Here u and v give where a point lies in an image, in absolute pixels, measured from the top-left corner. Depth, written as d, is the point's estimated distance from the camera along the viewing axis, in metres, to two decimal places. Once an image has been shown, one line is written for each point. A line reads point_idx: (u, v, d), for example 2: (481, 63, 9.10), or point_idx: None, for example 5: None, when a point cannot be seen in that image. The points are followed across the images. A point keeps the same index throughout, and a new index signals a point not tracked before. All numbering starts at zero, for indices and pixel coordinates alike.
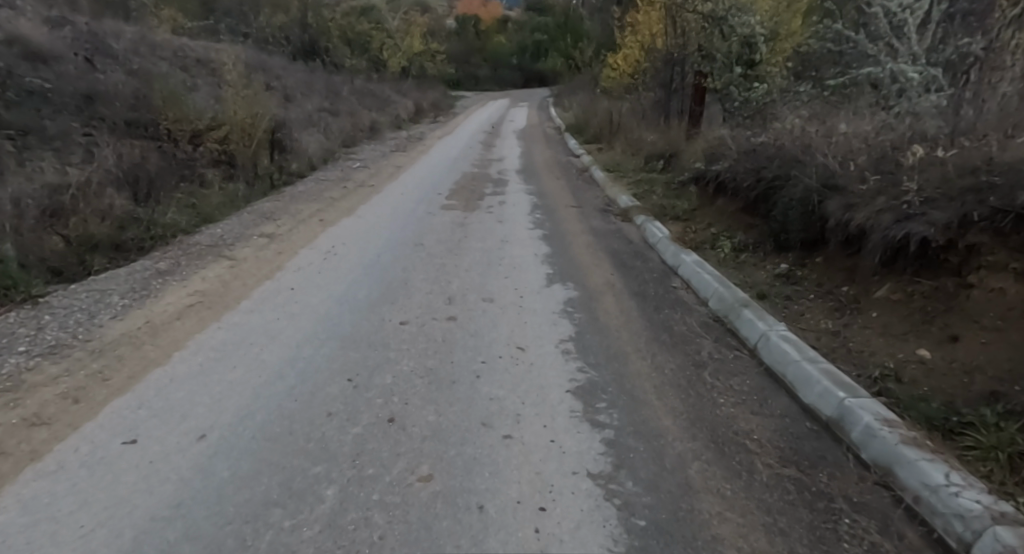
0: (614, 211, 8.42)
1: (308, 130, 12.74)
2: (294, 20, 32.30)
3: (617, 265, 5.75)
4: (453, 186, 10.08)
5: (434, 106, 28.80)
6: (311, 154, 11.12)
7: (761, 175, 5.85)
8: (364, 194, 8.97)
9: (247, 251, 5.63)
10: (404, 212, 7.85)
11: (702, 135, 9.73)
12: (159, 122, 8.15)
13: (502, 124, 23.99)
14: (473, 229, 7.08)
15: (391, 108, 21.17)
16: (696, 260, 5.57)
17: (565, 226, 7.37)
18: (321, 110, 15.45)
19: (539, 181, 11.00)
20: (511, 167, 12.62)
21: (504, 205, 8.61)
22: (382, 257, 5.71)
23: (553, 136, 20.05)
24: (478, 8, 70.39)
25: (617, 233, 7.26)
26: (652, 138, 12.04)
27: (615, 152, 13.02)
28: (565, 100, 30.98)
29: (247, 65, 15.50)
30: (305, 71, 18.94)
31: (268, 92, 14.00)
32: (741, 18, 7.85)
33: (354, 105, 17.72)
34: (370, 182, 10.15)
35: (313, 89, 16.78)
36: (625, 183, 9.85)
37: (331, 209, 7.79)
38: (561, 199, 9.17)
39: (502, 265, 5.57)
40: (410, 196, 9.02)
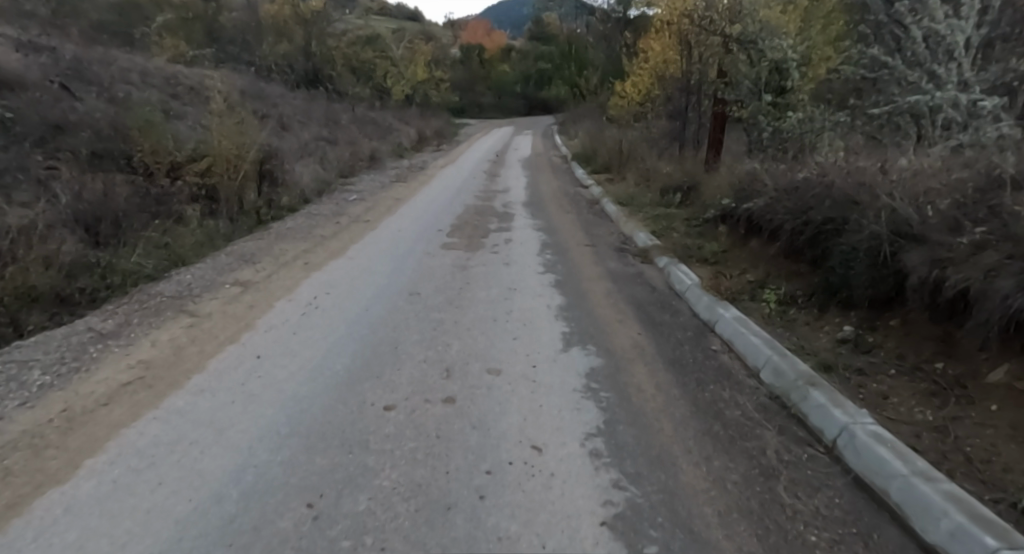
0: (631, 250, 7.66)
1: (303, 160, 12.14)
2: (298, 49, 32.27)
3: (644, 321, 4.93)
4: (455, 220, 9.37)
5: (438, 134, 28.46)
6: (303, 186, 10.48)
7: (808, 217, 5.08)
8: (358, 231, 8.25)
9: (215, 304, 4.87)
10: (400, 253, 7.09)
11: (724, 168, 9.01)
12: (134, 154, 7.61)
13: (507, 152, 23.52)
14: (476, 274, 6.29)
15: (392, 137, 20.71)
16: (737, 316, 4.76)
17: (580, 270, 6.58)
18: (318, 139, 14.92)
19: (547, 215, 10.25)
20: (517, 198, 11.95)
21: (510, 243, 7.85)
22: (371, 311, 4.92)
23: (559, 165, 19.50)
24: (482, 37, 71.12)
25: (637, 277, 6.48)
26: (667, 169, 11.35)
27: (628, 183, 12.31)
28: (571, 128, 30.66)
29: (243, 94, 15.04)
30: (305, 99, 18.50)
31: (262, 121, 13.46)
32: (772, 41, 7.24)
33: (354, 134, 17.22)
34: (366, 216, 9.44)
35: (312, 118, 16.30)
36: (640, 218, 9.12)
37: (319, 249, 7.04)
38: (573, 236, 8.41)
39: (510, 322, 4.76)
40: (408, 233, 8.28)
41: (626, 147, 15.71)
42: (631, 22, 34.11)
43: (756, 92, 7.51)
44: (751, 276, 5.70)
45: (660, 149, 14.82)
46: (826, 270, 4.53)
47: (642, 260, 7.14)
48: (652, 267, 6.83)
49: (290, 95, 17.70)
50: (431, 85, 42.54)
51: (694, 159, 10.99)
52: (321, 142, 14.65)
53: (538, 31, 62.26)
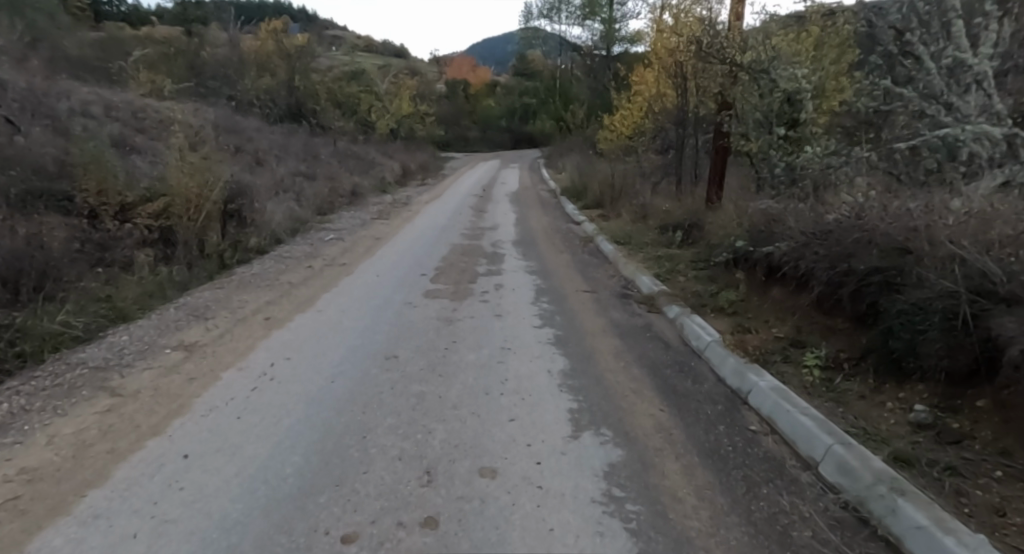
0: (634, 297, 6.95)
1: (277, 198, 11.44)
2: (281, 83, 31.89)
3: (664, 392, 4.14)
4: (439, 262, 8.63)
5: (423, 168, 28.04)
6: (276, 225, 9.74)
7: (848, 266, 4.40)
8: (332, 277, 7.46)
9: (147, 375, 4.03)
10: (377, 303, 6.27)
11: (729, 205, 8.39)
12: (78, 196, 6.95)
13: (495, 186, 23.05)
14: (463, 330, 5.48)
15: (375, 171, 20.10)
16: (774, 384, 4.00)
17: (581, 324, 5.80)
18: (296, 175, 14.22)
19: (539, 256, 9.52)
20: (505, 236, 11.29)
21: (501, 290, 7.07)
22: (337, 385, 4.07)
23: (549, 200, 19.01)
24: (468, 73, 72.01)
25: (645, 329, 5.76)
26: (666, 205, 10.75)
27: (624, 220, 11.68)
28: (558, 161, 30.44)
29: (217, 128, 14.35)
30: (284, 133, 17.93)
31: (236, 157, 12.79)
32: (786, 70, 6.72)
33: (334, 169, 16.56)
34: (343, 259, 8.63)
35: (290, 152, 15.65)
36: (641, 259, 8.48)
37: (284, 300, 6.21)
38: (569, 281, 7.67)
39: (505, 396, 3.95)
40: (388, 278, 7.47)
41: (617, 182, 15.26)
42: (616, 57, 34.26)
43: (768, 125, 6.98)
44: (778, 332, 4.98)
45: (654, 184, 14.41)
46: (879, 332, 3.81)
47: (648, 309, 6.42)
48: (661, 318, 6.09)
49: (268, 129, 17.06)
50: (416, 119, 42.36)
51: (695, 196, 10.38)
52: (299, 178, 13.94)
53: (523, 67, 62.92)
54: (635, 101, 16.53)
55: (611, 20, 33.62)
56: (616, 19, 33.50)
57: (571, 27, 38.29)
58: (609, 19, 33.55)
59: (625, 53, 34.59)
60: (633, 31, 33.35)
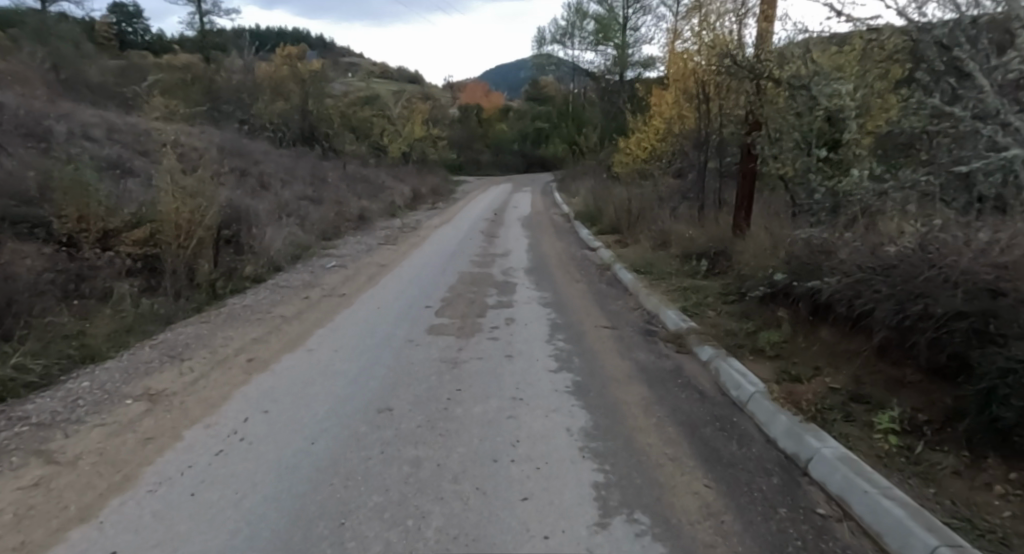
0: (660, 335, 6.29)
1: (279, 223, 11.02)
2: (294, 107, 31.91)
3: (706, 459, 3.46)
4: (446, 292, 8.06)
5: (434, 191, 27.75)
6: (275, 252, 9.27)
7: (919, 307, 3.75)
8: (329, 309, 6.90)
9: (96, 434, 3.44)
10: (375, 341, 5.66)
11: (760, 234, 7.75)
12: (56, 224, 6.49)
13: (506, 210, 22.60)
14: (469, 375, 4.84)
15: (384, 195, 19.71)
16: (841, 452, 3.31)
17: (602, 367, 5.15)
18: (301, 199, 13.81)
19: (553, 285, 8.90)
20: (517, 264, 10.72)
21: (512, 325, 6.44)
22: (317, 448, 3.44)
23: (562, 225, 18.48)
24: (481, 98, 72.50)
25: (675, 374, 5.10)
26: (688, 232, 10.12)
27: (644, 248, 11.04)
28: (571, 185, 30.05)
29: (222, 151, 14.03)
30: (292, 156, 17.66)
31: (239, 182, 12.46)
32: (827, 86, 6.08)
33: (341, 192, 16.17)
34: (344, 289, 8.07)
35: (297, 175, 15.29)
36: (665, 291, 7.85)
37: (273, 338, 5.62)
38: (587, 315, 7.03)
39: (517, 466, 3.30)
40: (391, 312, 6.87)
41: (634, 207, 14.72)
42: (629, 82, 34.04)
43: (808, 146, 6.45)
44: (831, 382, 4.30)
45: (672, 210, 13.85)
46: (972, 392, 3.13)
47: (677, 350, 5.75)
48: (692, 361, 5.42)
49: (275, 152, 16.75)
50: (428, 143, 42.33)
51: (720, 223, 9.75)
52: (303, 202, 13.52)
53: (535, 92, 63.13)
54: (653, 124, 16.02)
55: (623, 46, 33.52)
56: (629, 44, 33.39)
57: (583, 52, 38.23)
58: (621, 44, 33.46)
59: (638, 78, 34.41)
60: (646, 56, 33.21)
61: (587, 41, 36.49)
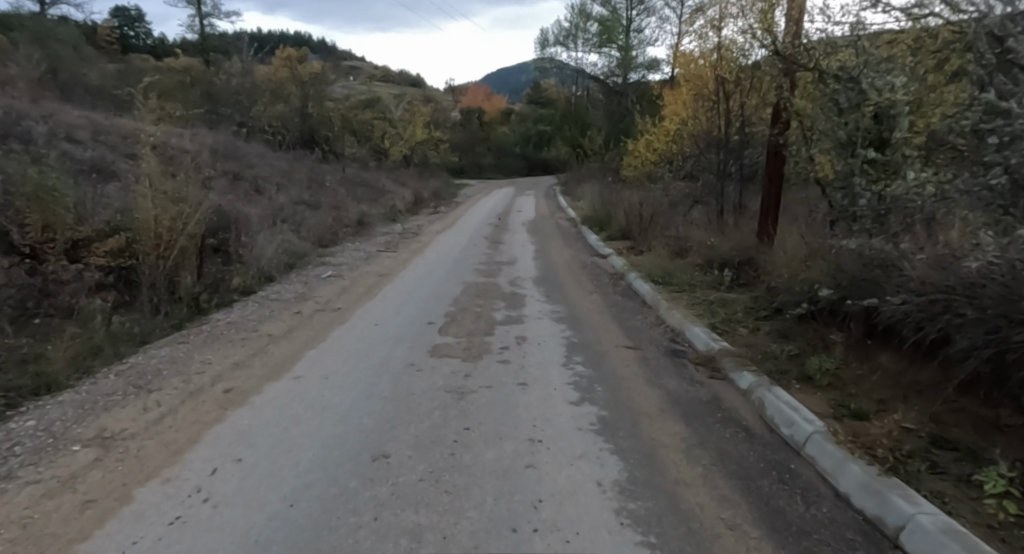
0: (688, 357, 5.67)
1: (273, 230, 10.45)
2: (294, 110, 31.36)
3: (772, 526, 2.83)
4: (450, 305, 7.45)
5: (436, 195, 27.21)
6: (266, 262, 8.69)
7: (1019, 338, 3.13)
8: (321, 327, 6.28)
9: (23, 496, 2.83)
10: (371, 367, 5.02)
11: (793, 243, 7.14)
12: (17, 235, 5.90)
13: (510, 214, 22.02)
14: (478, 408, 4.20)
15: (384, 199, 19.12)
16: (942, 520, 2.68)
17: (629, 398, 4.51)
18: (297, 203, 13.22)
19: (565, 297, 8.28)
20: (524, 273, 10.12)
21: (524, 345, 5.80)
22: (297, 514, 2.80)
23: (568, 230, 17.90)
24: (483, 102, 72.09)
25: (713, 406, 4.48)
26: (708, 240, 9.50)
27: (660, 256, 10.41)
28: (575, 189, 29.48)
29: (214, 153, 13.46)
30: (289, 159, 17.12)
31: (232, 187, 11.90)
32: (878, 79, 5.49)
33: (340, 197, 15.58)
34: (340, 302, 7.45)
35: (293, 179, 14.71)
36: (688, 305, 7.24)
37: (256, 364, 4.98)
38: (606, 333, 6.40)
39: (541, 539, 2.66)
40: (390, 330, 6.23)
41: (645, 212, 14.13)
42: (634, 84, 33.48)
43: (852, 145, 5.83)
44: (904, 421, 3.69)
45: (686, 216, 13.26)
46: None
47: (711, 376, 5.13)
48: (730, 389, 4.81)
49: (271, 155, 16.16)
50: (430, 145, 41.78)
51: (743, 230, 9.13)
52: (300, 207, 12.94)
53: (537, 95, 62.65)
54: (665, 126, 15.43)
55: (628, 48, 32.99)
56: (633, 46, 32.86)
57: (586, 54, 37.65)
58: (626, 46, 32.93)
59: (642, 80, 33.87)
60: (651, 57, 32.67)
61: (590, 43, 35.97)
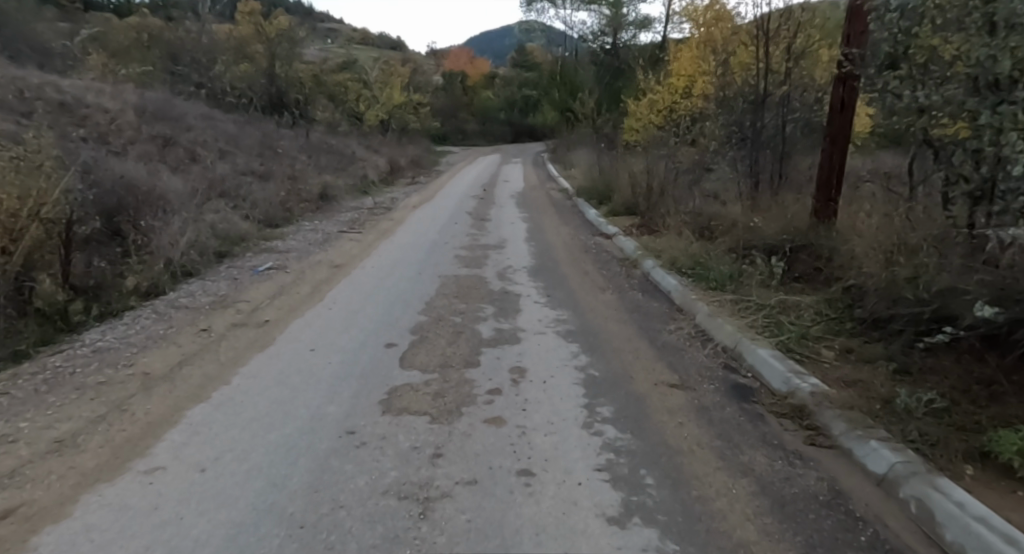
0: (761, 402, 3.92)
1: (202, 209, 8.44)
2: (259, 70, 28.65)
3: None
4: (420, 314, 5.58)
5: (414, 163, 25.02)
6: (182, 251, 6.74)
7: None
8: (233, 354, 4.40)
9: None
10: (284, 441, 3.16)
11: (881, 232, 5.34)
12: None
13: (496, 185, 20.01)
14: (450, 545, 2.37)
15: (353, 168, 17.00)
16: None
17: (702, 503, 2.72)
18: (243, 174, 11.16)
19: (570, 296, 6.46)
20: (516, 260, 8.26)
21: (523, 389, 3.98)
22: None
23: (562, 203, 15.99)
24: (466, 66, 68.81)
25: (844, 514, 2.70)
26: (744, 218, 7.72)
27: (682, 238, 8.62)
28: (565, 157, 27.39)
29: (142, 113, 11.27)
30: (242, 122, 14.90)
31: (156, 156, 9.81)
32: None
33: (299, 167, 13.48)
34: (273, 309, 5.56)
35: (242, 144, 12.59)
36: (738, 313, 5.46)
37: (97, 435, 3.10)
38: (635, 359, 4.61)
39: None
40: (333, 360, 4.36)
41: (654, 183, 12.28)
42: (624, 45, 31.14)
43: (998, 87, 3.88)
44: None
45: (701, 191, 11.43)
46: None
47: (811, 441, 3.38)
48: (853, 470, 3.05)
49: (218, 117, 13.95)
50: (410, 110, 39.21)
51: (789, 209, 7.37)
52: (245, 179, 10.88)
53: (521, 59, 59.75)
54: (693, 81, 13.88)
55: (617, 5, 30.81)
56: (623, 3, 30.65)
57: (573, 12, 35.00)
58: (615, 3, 30.74)
59: (634, 40, 31.74)
60: (643, 15, 30.46)
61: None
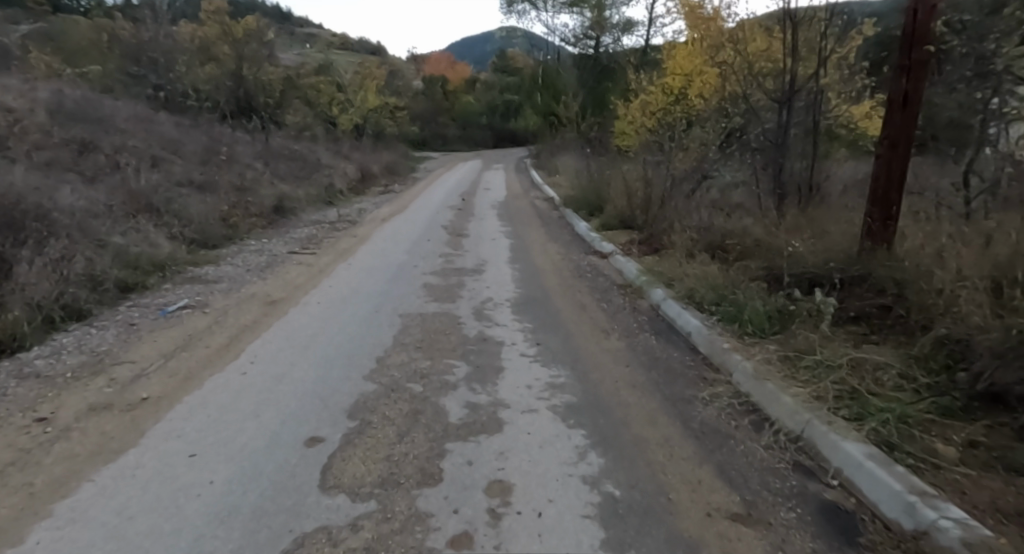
0: (875, 547, 2.52)
1: (110, 230, 6.89)
2: (224, 71, 26.83)
3: None
4: (368, 382, 4.11)
5: (389, 170, 23.49)
6: (61, 288, 5.20)
7: None
8: (66, 466, 2.89)
9: None
10: None
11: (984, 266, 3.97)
12: None
13: (477, 193, 18.56)
14: None
15: (318, 177, 15.44)
16: None
17: None
18: (178, 186, 9.60)
19: (566, 345, 5.06)
20: (498, 291, 6.83)
21: (506, 533, 2.54)
22: None
23: (549, 214, 14.62)
24: (447, 71, 67.54)
25: None
26: (773, 240, 6.40)
27: (695, 262, 7.28)
28: (549, 165, 26.05)
29: (57, 114, 9.66)
30: (189, 126, 13.31)
31: (65, 165, 8.25)
32: None
33: (250, 176, 11.92)
34: (165, 374, 4.07)
35: (183, 151, 11.01)
36: (795, 373, 4.06)
37: None
38: (667, 458, 3.21)
39: None
40: (219, 476, 2.88)
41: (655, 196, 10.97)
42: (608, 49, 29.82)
43: None
44: None
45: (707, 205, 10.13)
46: None
47: None
48: None
49: (159, 121, 12.33)
50: (386, 115, 37.54)
51: (829, 228, 6.06)
52: (179, 191, 9.32)
53: (503, 64, 58.32)
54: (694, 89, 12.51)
55: (600, 6, 29.36)
56: (607, 4, 29.21)
57: (556, 16, 33.62)
58: (598, 5, 29.27)
59: (617, 44, 30.31)
60: (627, 17, 29.04)
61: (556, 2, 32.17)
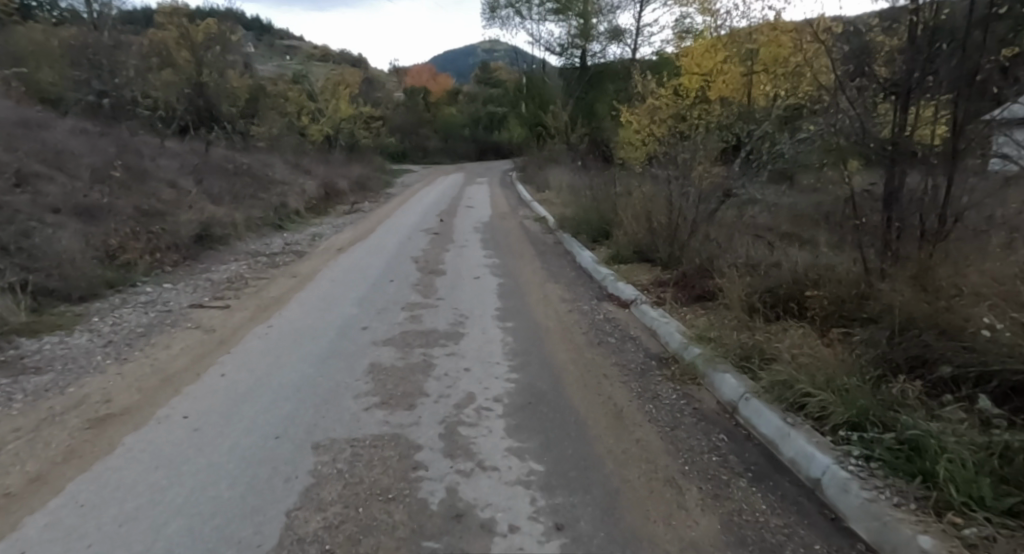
0: None
1: None
2: (181, 78, 24.42)
3: None
4: None
5: (360, 185, 21.16)
6: None
7: None
8: None
9: None
10: None
11: None
12: None
13: (458, 212, 16.23)
14: None
15: (266, 195, 13.00)
16: None
17: None
18: (48, 212, 7.14)
19: (614, 533, 2.69)
20: (483, 384, 4.45)
21: None
22: None
23: (543, 239, 12.33)
24: (429, 82, 65.72)
25: None
26: (917, 307, 4.08)
27: (774, 329, 5.00)
28: (537, 180, 23.90)
29: None
30: (101, 135, 10.84)
31: None
32: None
33: (169, 197, 9.47)
34: None
35: (73, 166, 8.55)
36: None
37: None
38: None
39: None
40: None
41: (688, 231, 8.79)
42: (597, 60, 27.83)
43: None
44: None
45: (750, 242, 7.95)
46: None
47: None
48: None
49: (55, 128, 9.84)
50: (361, 125, 35.23)
51: (1013, 289, 3.78)
52: (47, 219, 6.87)
53: (486, 75, 56.47)
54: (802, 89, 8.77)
55: (586, 14, 27.26)
56: (593, 12, 27.14)
57: (541, 25, 31.60)
58: (585, 13, 27.16)
59: (604, 53, 28.23)
60: (616, 25, 26.96)
61: (538, 9, 30.00)
